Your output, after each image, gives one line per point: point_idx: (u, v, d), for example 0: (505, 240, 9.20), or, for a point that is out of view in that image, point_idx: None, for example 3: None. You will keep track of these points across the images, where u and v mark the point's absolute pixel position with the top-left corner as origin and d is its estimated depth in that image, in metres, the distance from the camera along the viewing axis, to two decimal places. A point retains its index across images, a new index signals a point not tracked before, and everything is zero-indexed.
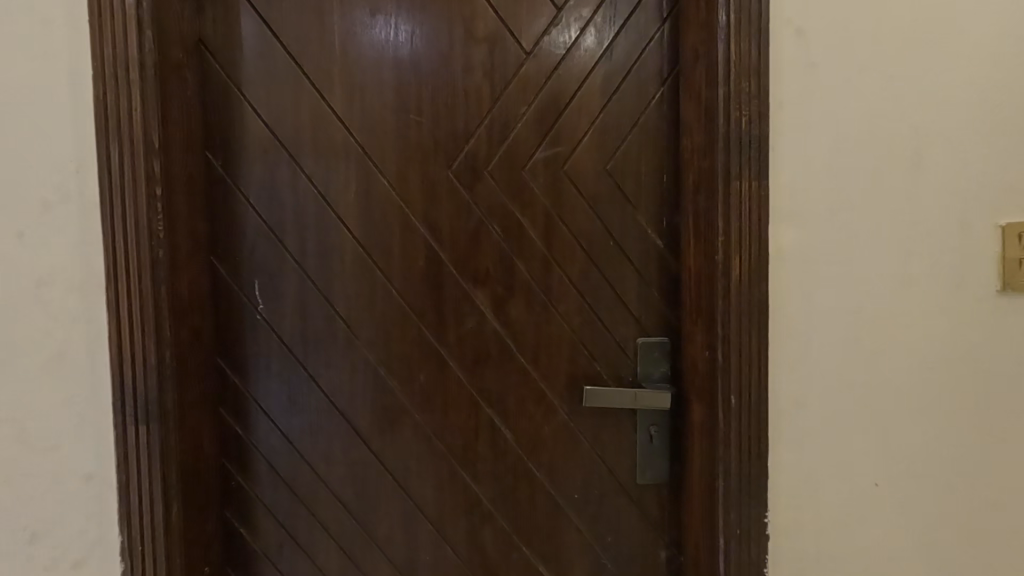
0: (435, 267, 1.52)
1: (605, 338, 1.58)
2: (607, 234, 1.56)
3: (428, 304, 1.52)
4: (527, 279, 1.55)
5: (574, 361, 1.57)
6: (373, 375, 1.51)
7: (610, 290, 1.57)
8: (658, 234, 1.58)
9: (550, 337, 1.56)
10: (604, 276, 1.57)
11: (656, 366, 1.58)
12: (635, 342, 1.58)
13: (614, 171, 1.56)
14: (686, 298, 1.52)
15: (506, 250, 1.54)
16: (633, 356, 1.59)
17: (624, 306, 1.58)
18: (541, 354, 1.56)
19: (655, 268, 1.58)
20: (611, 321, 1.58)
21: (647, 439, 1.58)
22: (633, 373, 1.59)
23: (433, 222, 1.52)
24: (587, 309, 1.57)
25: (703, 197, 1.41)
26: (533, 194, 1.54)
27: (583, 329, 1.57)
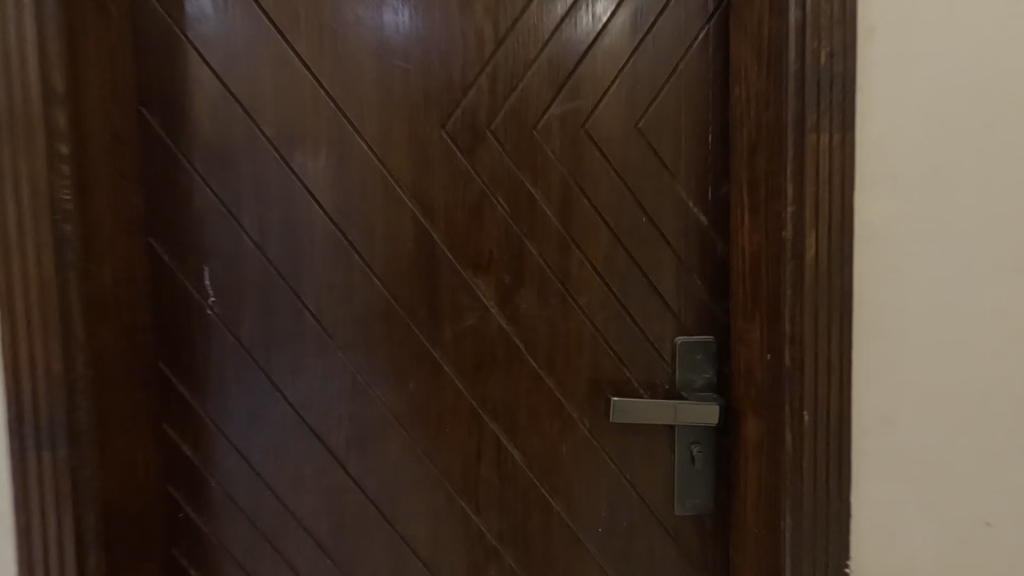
0: (428, 251, 1.23)
1: (636, 337, 1.28)
2: (639, 210, 1.27)
3: (419, 297, 1.24)
4: (541, 265, 1.26)
5: (599, 365, 1.28)
6: (352, 384, 1.24)
7: (642, 279, 1.28)
8: (701, 209, 1.28)
9: (569, 336, 1.27)
10: (635, 261, 1.27)
11: (699, 372, 1.29)
12: (673, 342, 1.29)
13: (648, 130, 1.26)
14: (739, 287, 1.22)
15: (515, 230, 1.25)
16: (670, 359, 1.30)
17: (660, 297, 1.28)
18: (558, 357, 1.27)
19: (698, 251, 1.29)
20: (643, 315, 1.28)
21: (688, 461, 1.29)
22: (670, 381, 1.30)
23: (425, 195, 1.23)
24: (615, 302, 1.28)
25: (766, 158, 1.11)
26: (548, 160, 1.24)
27: (609, 326, 1.28)
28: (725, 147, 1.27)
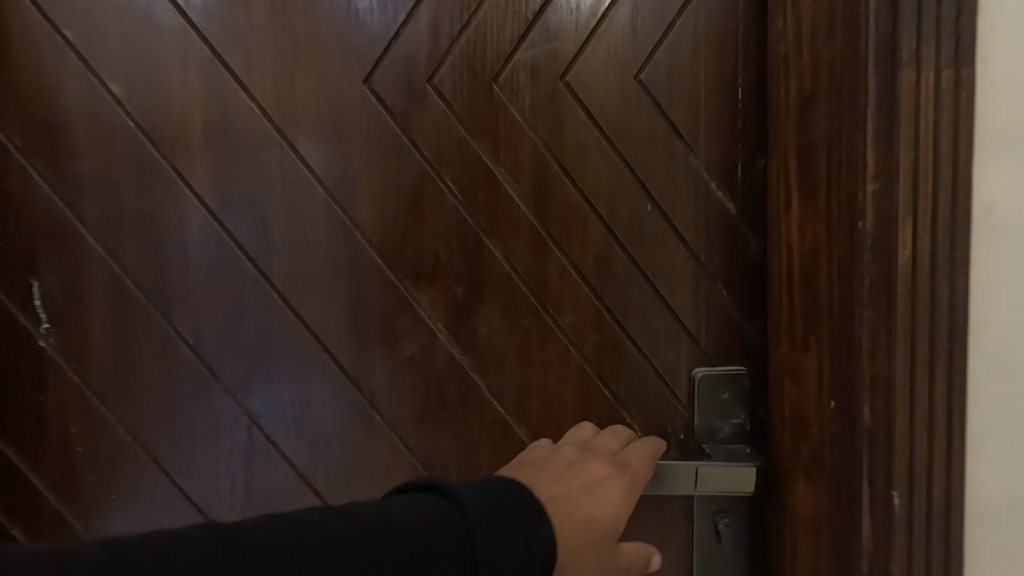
0: (349, 255, 0.89)
1: (640, 368, 0.94)
2: (643, 194, 0.92)
3: (338, 319, 0.89)
4: (507, 272, 0.91)
5: (589, 408, 0.94)
6: (248, 440, 0.89)
7: (647, 289, 0.93)
8: (728, 192, 0.93)
9: (547, 369, 0.93)
10: (638, 265, 0.92)
11: (728, 416, 0.94)
12: (692, 375, 0.94)
13: (654, 83, 0.90)
14: (783, 301, 0.87)
15: (471, 224, 0.90)
16: (687, 399, 0.95)
17: (671, 314, 0.93)
18: (533, 397, 0.93)
19: (724, 250, 0.93)
20: (649, 339, 0.94)
21: (714, 537, 0.94)
22: (687, 428, 0.95)
23: (343, 176, 0.88)
24: (610, 321, 0.93)
25: (831, 114, 0.75)
26: (515, 126, 0.89)
27: (603, 354, 0.93)
28: (761, 104, 0.91)
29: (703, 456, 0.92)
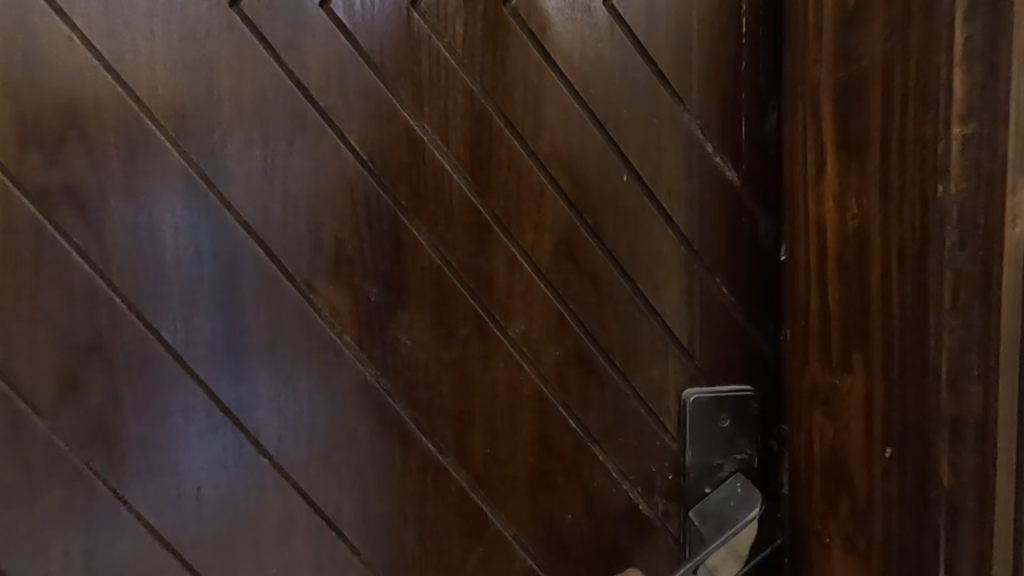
0: (220, 244, 0.65)
1: (614, 389, 0.72)
2: (620, 161, 0.69)
3: (207, 331, 0.66)
4: (440, 267, 0.68)
5: (549, 444, 0.72)
6: (88, 497, 0.66)
7: (625, 286, 0.70)
8: (727, 157, 0.71)
9: (494, 393, 0.70)
10: (613, 255, 0.70)
11: (729, 452, 0.73)
12: (683, 401, 0.72)
13: (632, 12, 0.68)
14: (803, 299, 0.66)
15: (387, 201, 0.67)
16: (678, 429, 0.73)
17: (656, 319, 0.71)
18: (476, 430, 0.71)
19: (723, 234, 0.71)
20: (627, 352, 0.71)
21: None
22: (678, 468, 0.73)
23: (207, 136, 0.64)
24: (577, 329, 0.70)
25: (890, 35, 0.54)
26: (447, 69, 0.66)
27: (567, 373, 0.71)
28: (768, 42, 0.70)
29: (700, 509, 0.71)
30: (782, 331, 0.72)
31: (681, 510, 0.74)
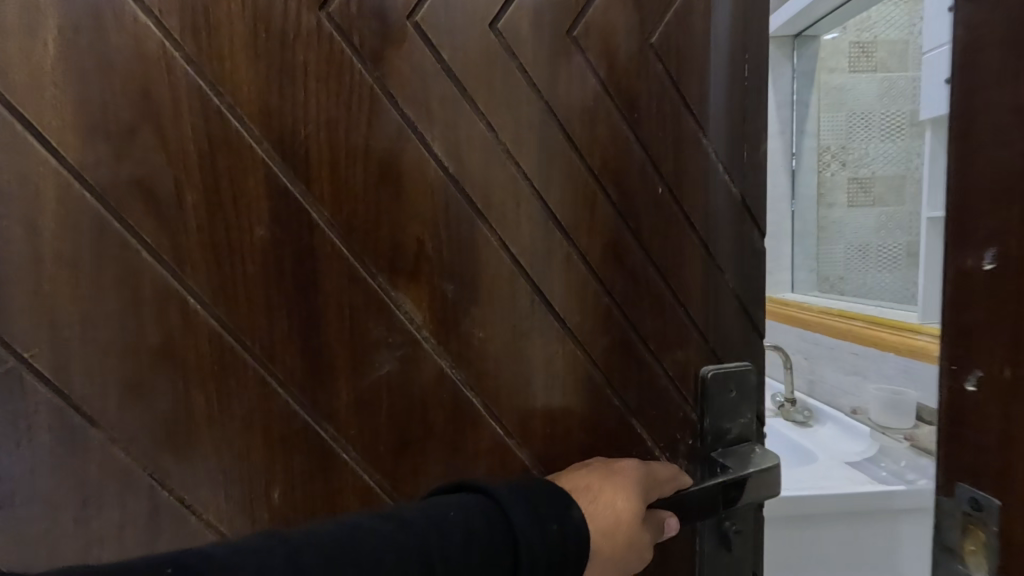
0: (304, 245, 0.65)
1: (648, 370, 0.84)
2: (658, 177, 0.82)
3: (290, 332, 0.65)
4: (511, 265, 0.75)
5: (598, 420, 0.82)
6: (153, 508, 0.63)
7: (659, 282, 0.83)
8: (738, 178, 0.86)
9: (555, 378, 0.79)
10: (650, 256, 0.82)
11: (735, 417, 0.89)
12: (702, 378, 0.87)
13: (668, 51, 0.80)
14: (1001, 333, 0.42)
15: (465, 206, 0.72)
16: (697, 402, 0.87)
17: (683, 310, 0.85)
18: (537, 413, 0.79)
19: (733, 240, 0.87)
20: (659, 338, 0.84)
21: (725, 544, 0.89)
22: (697, 434, 0.88)
23: (294, 135, 0.63)
24: (621, 320, 0.82)
25: None
26: (520, 89, 0.73)
27: (613, 357, 0.82)
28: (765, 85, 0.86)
29: (721, 467, 0.85)
30: (954, 368, 0.46)
31: (701, 469, 0.88)
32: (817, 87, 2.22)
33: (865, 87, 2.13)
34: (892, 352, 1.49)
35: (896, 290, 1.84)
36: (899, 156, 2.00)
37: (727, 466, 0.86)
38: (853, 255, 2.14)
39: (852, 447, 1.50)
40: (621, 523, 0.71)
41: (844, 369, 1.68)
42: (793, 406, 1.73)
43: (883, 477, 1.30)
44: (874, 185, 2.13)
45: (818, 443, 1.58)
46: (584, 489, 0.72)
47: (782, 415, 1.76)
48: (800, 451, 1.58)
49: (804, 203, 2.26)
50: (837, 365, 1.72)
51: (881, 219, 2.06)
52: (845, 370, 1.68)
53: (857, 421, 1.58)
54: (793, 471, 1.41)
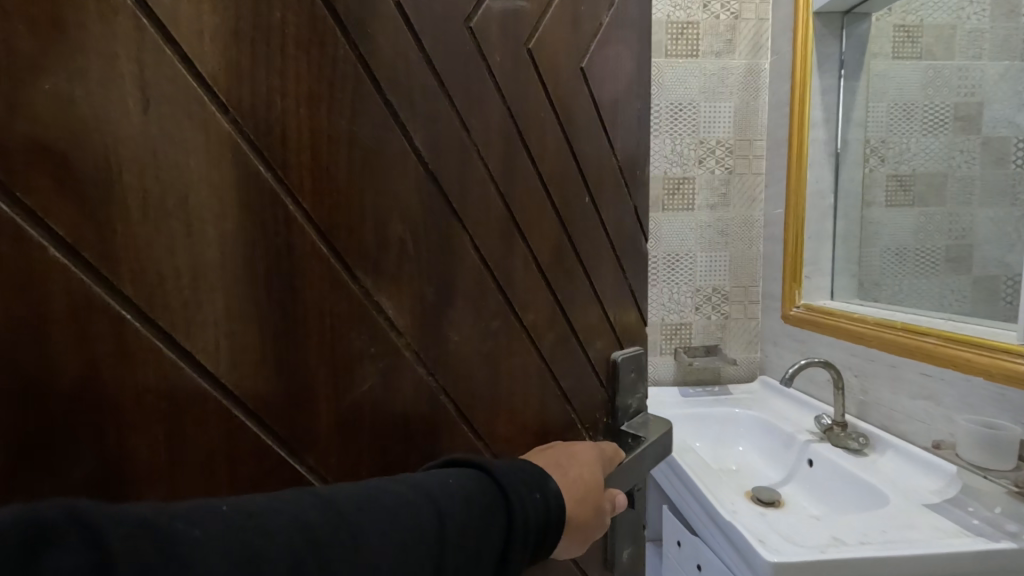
0: (279, 245, 0.42)
1: (578, 366, 0.74)
2: (592, 171, 0.73)
3: (263, 372, 0.42)
4: (479, 264, 0.58)
5: (546, 426, 0.69)
6: None
7: (528, 267, 0.64)
8: (637, 193, 0.82)
9: (517, 382, 0.64)
10: (574, 246, 0.71)
11: (635, 391, 0.82)
12: (615, 364, 0.78)
13: (597, 54, 0.70)
14: None
15: (452, 187, 0.54)
16: (610, 380, 0.78)
17: (600, 305, 0.77)
18: (503, 414, 0.63)
19: (633, 237, 0.83)
20: (588, 332, 0.75)
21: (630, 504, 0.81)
22: (610, 410, 0.79)
23: (266, 103, 0.41)
24: (562, 318, 0.70)
25: None
26: (481, 79, 0.56)
27: (557, 356, 0.69)
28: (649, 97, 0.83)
29: (632, 437, 0.76)
30: None
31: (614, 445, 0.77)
32: (868, 72, 1.51)
33: (909, 75, 1.44)
34: (978, 377, 1.00)
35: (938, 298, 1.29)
36: (947, 152, 1.39)
37: (638, 435, 0.77)
38: (899, 264, 1.43)
39: (926, 486, 1.07)
40: (591, 497, 0.57)
41: (915, 393, 1.16)
42: (842, 429, 1.26)
43: (978, 526, 0.91)
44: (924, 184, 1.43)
45: (889, 481, 1.11)
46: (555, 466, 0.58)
47: (830, 439, 1.28)
48: (869, 493, 1.11)
49: (848, 199, 1.56)
50: (880, 381, 1.26)
51: (921, 221, 1.42)
52: (911, 394, 1.17)
53: (937, 457, 1.09)
54: (853, 518, 0.99)
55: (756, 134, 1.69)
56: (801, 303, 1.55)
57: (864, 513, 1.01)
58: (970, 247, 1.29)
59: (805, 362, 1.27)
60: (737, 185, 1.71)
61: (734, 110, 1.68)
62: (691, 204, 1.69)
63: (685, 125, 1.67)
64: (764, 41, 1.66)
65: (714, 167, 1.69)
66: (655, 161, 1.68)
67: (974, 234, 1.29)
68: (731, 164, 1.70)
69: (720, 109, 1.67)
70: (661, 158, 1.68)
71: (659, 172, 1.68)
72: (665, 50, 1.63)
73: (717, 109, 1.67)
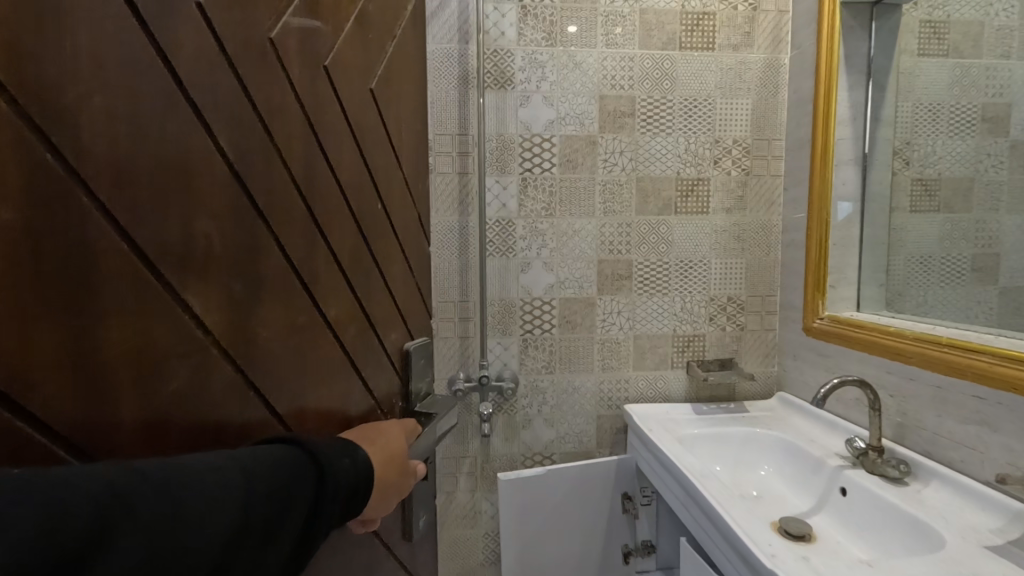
0: (72, 243, 0.28)
1: (379, 356, 0.62)
2: (308, 148, 0.48)
3: (65, 381, 0.28)
4: (287, 260, 0.44)
5: (350, 421, 0.55)
6: None
7: (329, 259, 0.51)
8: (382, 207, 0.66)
9: (319, 367, 0.50)
10: (342, 267, 0.54)
11: (425, 374, 0.77)
12: (409, 352, 0.71)
13: (374, 73, 0.62)
14: None
15: (266, 172, 0.42)
16: (401, 369, 0.70)
17: (398, 278, 0.71)
18: (312, 407, 0.49)
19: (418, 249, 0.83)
20: (379, 318, 0.63)
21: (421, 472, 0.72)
22: (405, 392, 0.70)
23: (59, 91, 0.27)
24: (380, 284, 0.63)
25: None
26: (304, 46, 0.46)
27: (364, 339, 0.58)
28: (393, 89, 0.69)
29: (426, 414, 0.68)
30: None
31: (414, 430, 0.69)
32: (894, 68, 0.88)
33: (937, 73, 0.84)
34: None
35: (965, 308, 0.74)
36: (975, 153, 0.82)
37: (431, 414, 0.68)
38: (911, 273, 0.85)
39: (970, 522, 0.58)
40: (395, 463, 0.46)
41: (957, 416, 0.64)
42: (880, 453, 0.68)
43: None
44: (956, 194, 0.83)
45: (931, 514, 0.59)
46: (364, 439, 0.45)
47: (871, 470, 0.69)
48: (894, 531, 0.61)
49: (925, 237, 0.85)
50: (924, 408, 0.68)
51: (953, 234, 0.82)
52: (937, 412, 0.67)
53: (992, 489, 0.59)
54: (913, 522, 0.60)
55: (777, 132, 0.99)
56: (822, 313, 0.89)
57: (947, 507, 0.61)
58: (997, 257, 0.76)
59: (833, 383, 0.68)
60: (756, 185, 1.00)
61: (754, 108, 0.98)
62: (706, 208, 0.99)
63: (700, 109, 0.97)
64: (787, 36, 0.97)
65: (730, 170, 0.99)
66: (660, 159, 0.97)
67: (1002, 242, 0.76)
68: (747, 163, 0.99)
69: (737, 107, 0.98)
70: (667, 156, 0.97)
71: (631, 164, 0.97)
72: (678, 43, 0.95)
73: (735, 108, 0.98)
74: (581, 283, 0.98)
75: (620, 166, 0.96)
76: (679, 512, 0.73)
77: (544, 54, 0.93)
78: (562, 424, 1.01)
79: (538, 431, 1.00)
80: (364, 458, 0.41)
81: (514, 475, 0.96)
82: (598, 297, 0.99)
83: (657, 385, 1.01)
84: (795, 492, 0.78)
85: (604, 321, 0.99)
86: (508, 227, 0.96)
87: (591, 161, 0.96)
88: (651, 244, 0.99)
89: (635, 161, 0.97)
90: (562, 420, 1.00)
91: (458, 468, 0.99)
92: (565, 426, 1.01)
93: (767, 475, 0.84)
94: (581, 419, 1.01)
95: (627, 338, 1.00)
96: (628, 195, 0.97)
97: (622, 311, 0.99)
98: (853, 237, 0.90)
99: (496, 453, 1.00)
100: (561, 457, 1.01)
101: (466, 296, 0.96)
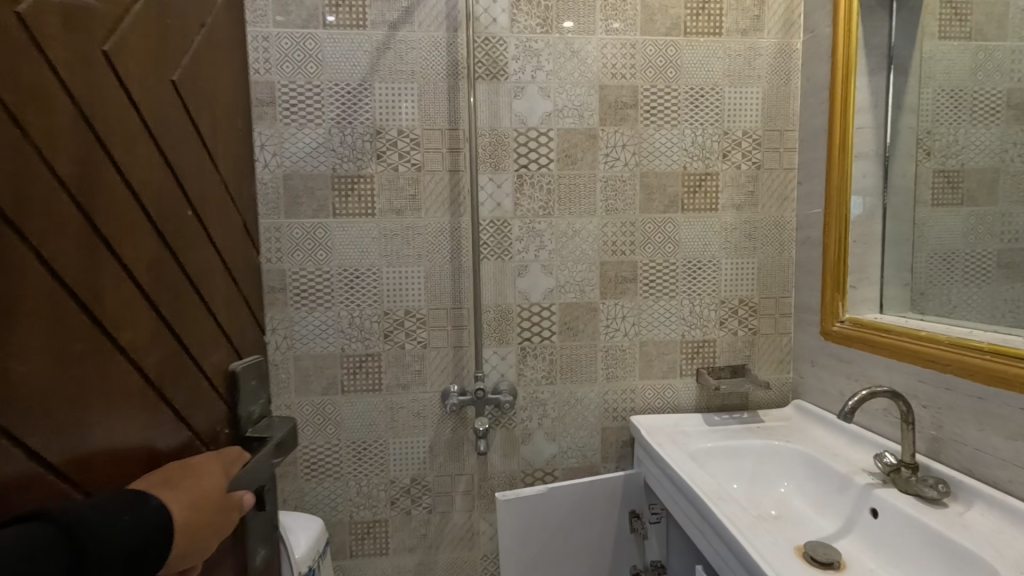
0: None
1: (200, 389, 0.49)
2: (84, 141, 0.36)
3: None
4: (52, 287, 0.33)
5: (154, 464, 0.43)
6: None
7: (123, 280, 0.39)
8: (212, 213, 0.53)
9: (103, 409, 0.38)
10: (145, 289, 0.42)
11: (259, 395, 0.59)
12: (234, 374, 0.54)
13: (181, 61, 0.47)
14: None
15: (13, 166, 0.31)
16: (227, 394, 0.54)
17: (233, 287, 0.57)
18: (95, 458, 0.37)
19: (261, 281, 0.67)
20: (199, 341, 0.49)
21: (255, 507, 0.55)
22: (231, 418, 0.54)
23: None
24: (200, 303, 0.50)
25: None
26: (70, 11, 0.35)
27: (172, 369, 0.45)
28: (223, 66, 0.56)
29: (259, 441, 0.54)
30: None
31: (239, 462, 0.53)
32: (916, 52, 0.84)
33: (960, 57, 0.81)
34: None
35: (993, 307, 0.71)
36: (999, 141, 0.79)
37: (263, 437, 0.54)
38: (934, 271, 0.81)
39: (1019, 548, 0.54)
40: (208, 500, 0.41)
41: (1001, 431, 0.60)
42: (914, 471, 0.65)
43: None
44: (981, 185, 0.79)
45: (972, 540, 0.56)
46: (166, 485, 0.40)
47: (904, 491, 0.65)
48: (934, 559, 0.57)
49: (949, 234, 0.81)
50: (962, 420, 0.65)
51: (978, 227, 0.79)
52: (978, 424, 0.63)
53: None
54: (948, 549, 0.56)
55: (789, 123, 0.95)
56: (843, 317, 0.85)
57: (993, 533, 0.57)
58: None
59: (864, 395, 0.64)
60: (766, 180, 0.96)
61: (765, 98, 0.94)
62: (714, 205, 0.95)
63: (709, 101, 0.93)
64: (800, 19, 0.93)
65: (740, 164, 0.95)
66: (665, 153, 0.93)
67: None
68: (758, 156, 0.95)
69: (747, 96, 0.94)
70: (673, 149, 0.93)
71: (634, 158, 0.93)
72: (683, 29, 0.91)
73: (744, 97, 0.94)
74: (581, 287, 0.94)
75: (622, 160, 0.93)
76: (694, 533, 0.70)
77: (539, 41, 0.89)
78: (564, 438, 0.96)
79: (538, 445, 0.96)
80: (154, 510, 0.37)
81: (514, 495, 0.93)
82: (601, 302, 0.95)
83: (664, 395, 0.97)
84: (820, 512, 0.74)
85: (608, 327, 0.95)
86: (503, 228, 0.92)
87: (592, 156, 0.92)
88: (658, 245, 0.95)
89: (638, 155, 0.93)
90: (564, 434, 0.96)
91: (455, 486, 0.95)
92: (566, 440, 0.97)
93: (788, 492, 0.80)
94: (585, 433, 0.97)
95: (632, 344, 0.96)
96: (631, 191, 0.93)
97: (626, 316, 0.95)
98: (875, 232, 0.85)
99: (494, 470, 0.96)
100: (563, 474, 0.97)
101: (459, 302, 0.92)
